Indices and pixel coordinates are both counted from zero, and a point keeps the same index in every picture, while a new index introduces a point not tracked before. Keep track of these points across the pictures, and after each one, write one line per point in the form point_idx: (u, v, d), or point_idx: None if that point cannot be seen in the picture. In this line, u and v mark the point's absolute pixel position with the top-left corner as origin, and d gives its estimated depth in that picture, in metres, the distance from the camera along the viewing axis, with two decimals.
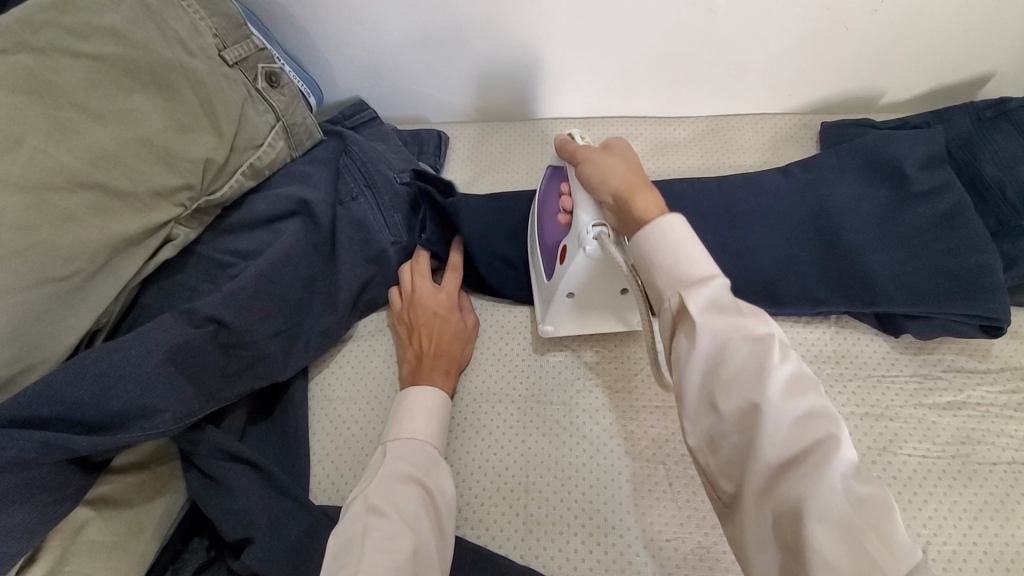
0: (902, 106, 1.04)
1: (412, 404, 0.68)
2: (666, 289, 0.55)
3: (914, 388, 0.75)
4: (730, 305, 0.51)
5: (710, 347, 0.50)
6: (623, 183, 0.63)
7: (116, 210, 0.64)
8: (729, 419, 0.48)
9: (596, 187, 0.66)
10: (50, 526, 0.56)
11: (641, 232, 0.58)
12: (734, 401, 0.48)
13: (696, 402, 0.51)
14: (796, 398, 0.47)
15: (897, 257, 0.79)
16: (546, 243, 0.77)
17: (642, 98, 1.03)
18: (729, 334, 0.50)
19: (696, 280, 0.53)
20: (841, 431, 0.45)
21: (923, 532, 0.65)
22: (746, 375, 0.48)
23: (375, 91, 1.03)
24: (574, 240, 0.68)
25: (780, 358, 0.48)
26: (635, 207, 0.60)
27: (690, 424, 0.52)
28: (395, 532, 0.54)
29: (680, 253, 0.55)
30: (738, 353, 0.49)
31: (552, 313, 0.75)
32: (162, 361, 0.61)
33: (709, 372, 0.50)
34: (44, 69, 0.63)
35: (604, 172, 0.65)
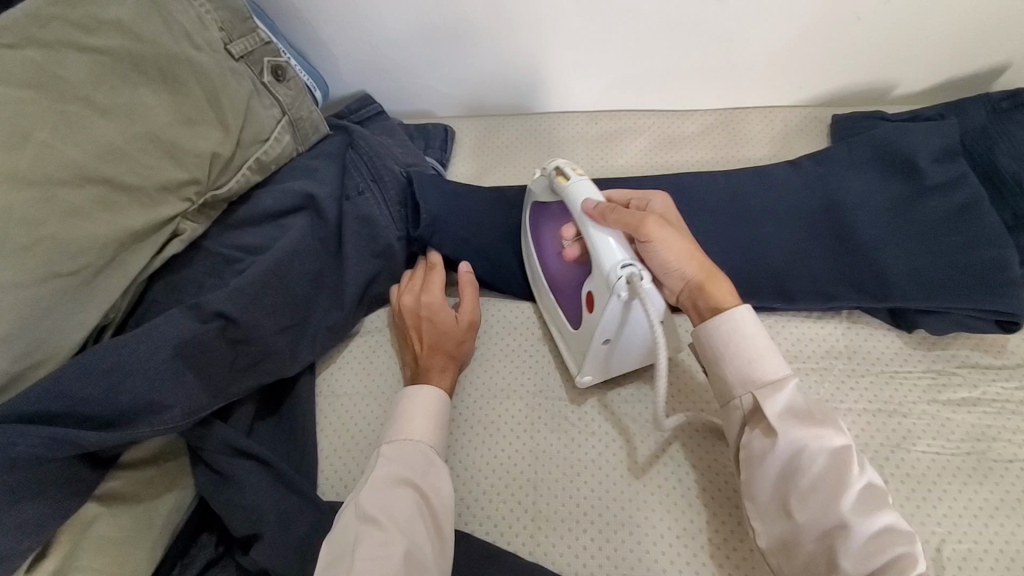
0: (916, 99, 1.02)
1: (410, 403, 0.67)
2: (738, 390, 0.60)
3: (927, 384, 0.74)
4: (804, 411, 0.57)
5: (787, 453, 0.56)
6: (698, 270, 0.65)
7: (123, 205, 0.64)
8: (806, 526, 0.53)
9: (666, 270, 0.66)
10: (59, 521, 0.56)
11: (713, 327, 0.62)
12: (812, 510, 0.53)
13: (770, 505, 0.56)
14: (869, 509, 0.52)
15: (911, 252, 0.78)
16: (563, 284, 0.75)
17: (651, 91, 1.01)
18: (806, 443, 0.56)
19: (770, 385, 0.59)
20: (909, 540, 0.51)
21: (938, 530, 0.64)
22: (824, 482, 0.54)
23: (381, 86, 1.02)
24: (601, 283, 0.66)
25: (855, 468, 0.54)
26: (715, 299, 0.64)
27: (763, 526, 0.57)
28: (384, 541, 0.55)
29: (752, 351, 0.60)
30: (813, 461, 0.55)
31: (588, 365, 0.70)
32: (170, 356, 0.61)
33: (784, 476, 0.56)
34: (50, 62, 0.62)
35: (677, 254, 0.65)
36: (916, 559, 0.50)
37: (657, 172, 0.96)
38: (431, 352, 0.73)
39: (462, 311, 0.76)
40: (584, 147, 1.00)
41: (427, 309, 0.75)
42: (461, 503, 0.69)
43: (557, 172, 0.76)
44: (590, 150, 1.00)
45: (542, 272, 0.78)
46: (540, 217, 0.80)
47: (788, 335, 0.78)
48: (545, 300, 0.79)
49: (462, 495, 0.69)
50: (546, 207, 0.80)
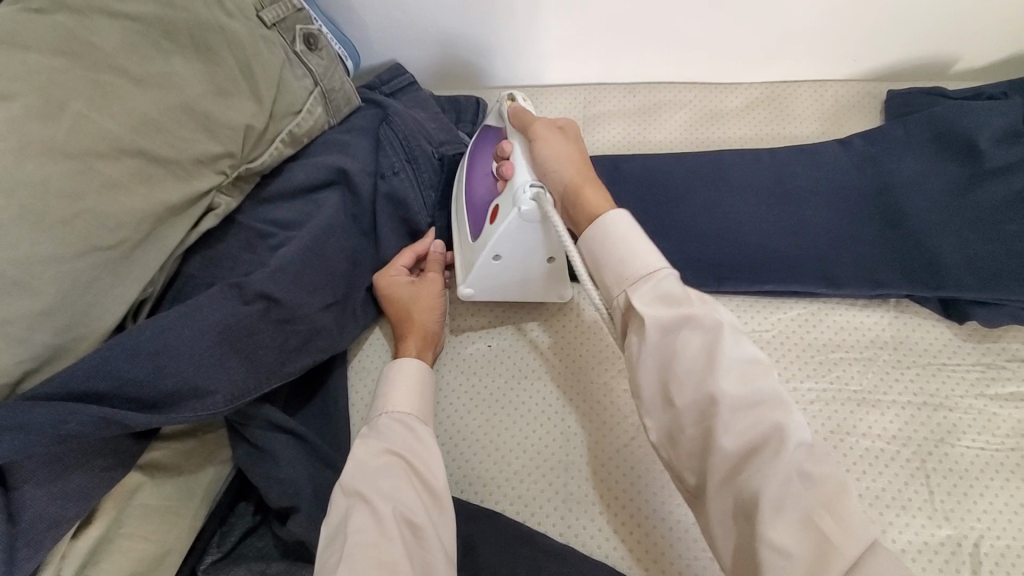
0: (977, 74, 0.96)
1: (393, 378, 0.68)
2: (614, 287, 0.57)
3: (976, 377, 0.71)
4: (676, 296, 0.53)
5: (660, 340, 0.52)
6: (575, 177, 0.64)
7: (159, 178, 0.64)
8: (685, 412, 0.51)
9: (549, 170, 0.66)
10: (104, 489, 0.57)
11: (589, 235, 0.59)
12: (688, 395, 0.50)
13: (655, 399, 0.53)
14: (744, 379, 0.49)
15: (965, 239, 0.75)
16: (479, 203, 0.74)
17: (693, 64, 0.96)
18: (679, 325, 0.52)
19: (643, 274, 0.55)
20: (791, 414, 0.48)
21: (978, 525, 0.63)
22: (699, 368, 0.50)
23: (411, 54, 0.99)
24: (508, 199, 0.68)
25: (729, 344, 0.50)
26: (587, 206, 0.61)
27: (652, 422, 0.54)
28: (372, 512, 0.57)
29: (624, 249, 0.57)
30: (689, 342, 0.51)
31: (472, 275, 0.72)
32: (215, 341, 0.62)
33: (663, 366, 0.52)
34: (82, 29, 0.61)
35: (562, 158, 0.66)
36: (794, 428, 0.47)
37: (696, 149, 0.92)
38: (397, 327, 0.75)
39: (420, 281, 0.76)
40: (621, 121, 0.96)
41: (378, 284, 0.76)
42: (491, 483, 0.69)
43: (507, 99, 0.78)
44: (626, 125, 0.96)
45: (465, 191, 0.78)
46: (483, 143, 0.80)
47: (831, 322, 0.76)
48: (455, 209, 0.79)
49: (492, 475, 0.69)
50: (491, 133, 0.80)
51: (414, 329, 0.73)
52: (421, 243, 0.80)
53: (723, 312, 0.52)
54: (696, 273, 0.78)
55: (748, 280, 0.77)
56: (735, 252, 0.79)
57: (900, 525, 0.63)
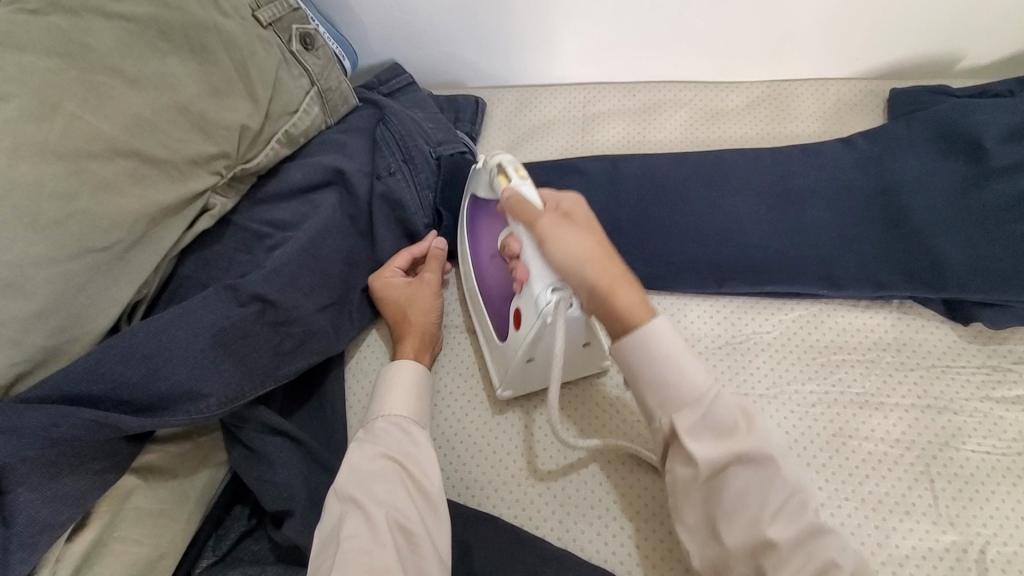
0: (982, 71, 0.94)
1: (389, 381, 0.67)
2: (657, 411, 0.56)
3: (982, 380, 0.70)
4: (726, 425, 0.53)
5: (707, 470, 0.53)
6: (601, 277, 0.58)
7: (154, 179, 0.63)
8: (733, 550, 0.52)
9: (571, 275, 0.59)
10: (97, 493, 0.57)
11: (628, 346, 0.57)
12: (738, 536, 0.51)
13: (699, 527, 0.54)
14: (790, 517, 0.51)
15: (970, 239, 0.74)
16: (498, 293, 0.72)
17: (694, 63, 0.96)
18: (727, 461, 0.53)
19: (688, 400, 0.54)
20: (832, 540, 0.51)
21: (983, 531, 0.62)
22: (750, 505, 0.52)
23: (410, 54, 0.98)
24: (529, 306, 0.63)
25: (778, 481, 0.52)
26: (623, 314, 0.57)
27: (695, 549, 0.55)
28: (367, 517, 0.56)
29: (669, 372, 0.55)
30: (738, 478, 0.52)
31: (507, 381, 0.69)
32: (209, 344, 0.62)
33: (712, 500, 0.53)
34: (76, 29, 0.60)
35: (582, 257, 0.58)
36: (841, 564, 0.49)
37: (698, 149, 0.91)
38: (393, 329, 0.74)
39: (417, 282, 0.75)
40: (621, 121, 0.95)
41: (372, 286, 0.75)
42: (488, 486, 0.68)
43: (498, 172, 0.66)
44: (626, 124, 0.95)
45: (477, 278, 0.76)
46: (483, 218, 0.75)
47: (833, 324, 0.75)
48: (472, 295, 0.77)
49: (489, 478, 0.69)
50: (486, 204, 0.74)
51: (410, 330, 0.72)
52: (418, 244, 0.79)
53: (768, 438, 0.53)
54: (696, 274, 0.77)
55: (749, 281, 0.76)
56: (736, 253, 0.78)
57: (904, 531, 0.62)
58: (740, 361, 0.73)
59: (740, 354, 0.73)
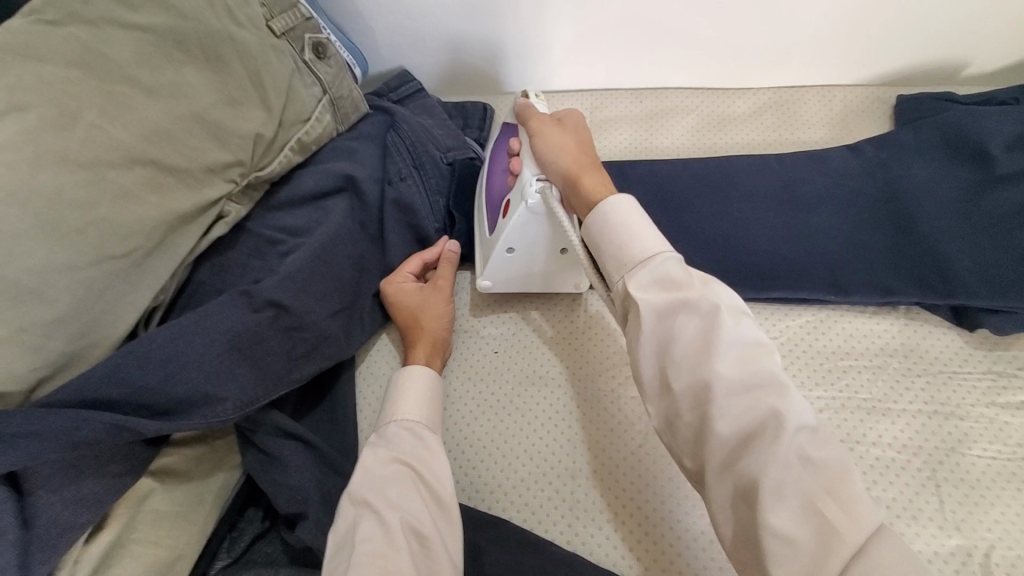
0: (988, 78, 0.95)
1: (401, 385, 0.68)
2: (613, 273, 0.57)
3: (988, 386, 0.71)
4: (674, 281, 0.53)
5: (658, 325, 0.52)
6: (572, 166, 0.64)
7: (170, 186, 0.64)
8: (682, 395, 0.51)
9: (548, 163, 0.66)
10: (115, 495, 0.58)
11: (592, 221, 0.59)
12: (685, 379, 0.50)
13: (654, 384, 0.53)
14: (743, 363, 0.49)
15: (976, 245, 0.74)
16: (492, 198, 0.76)
17: (701, 69, 0.96)
18: (674, 310, 0.52)
19: (639, 260, 0.55)
20: (789, 394, 0.48)
21: (989, 536, 0.62)
22: (695, 351, 0.50)
23: (419, 61, 0.99)
24: (518, 193, 0.68)
25: (729, 328, 0.50)
26: (584, 191, 0.62)
27: (652, 406, 0.54)
28: (380, 521, 0.57)
29: (624, 233, 0.56)
30: (685, 327, 0.51)
31: (489, 270, 0.73)
32: (225, 349, 0.63)
33: (663, 350, 0.52)
34: (96, 40, 0.62)
35: (559, 148, 0.66)
36: (794, 407, 0.47)
37: (705, 155, 0.92)
38: (404, 334, 0.75)
39: (428, 287, 0.77)
40: (628, 126, 0.96)
41: (382, 292, 0.77)
42: (498, 490, 0.69)
43: (521, 95, 0.78)
44: (633, 130, 0.96)
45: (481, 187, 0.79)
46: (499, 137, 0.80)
47: (839, 329, 0.75)
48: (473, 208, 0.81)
49: (499, 482, 0.69)
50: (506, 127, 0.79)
51: (419, 333, 0.74)
52: (429, 250, 0.80)
53: (720, 292, 0.52)
54: (704, 280, 0.78)
55: (760, 286, 0.76)
56: (743, 259, 0.78)
57: (911, 536, 0.62)
58: None
59: None
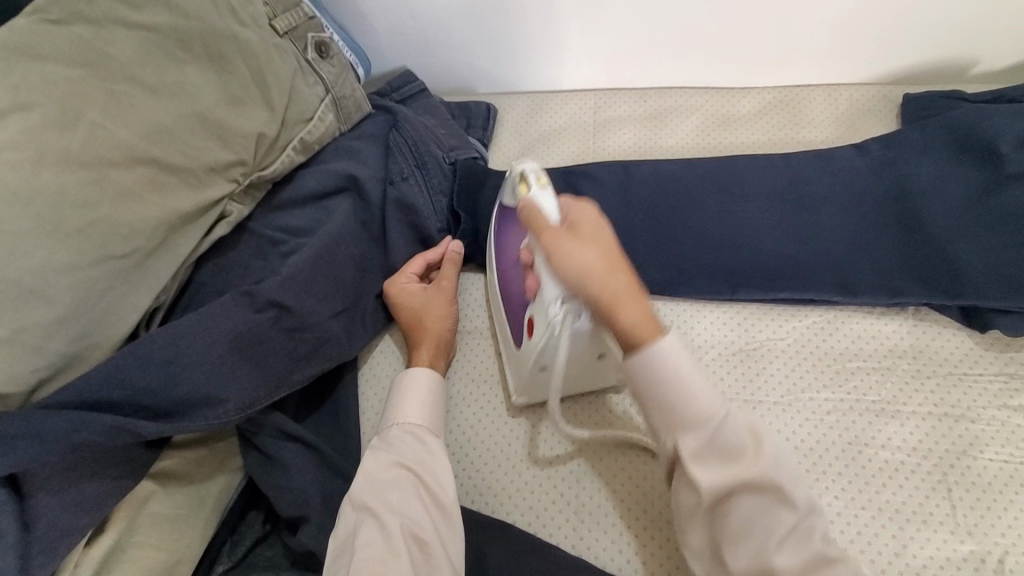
0: (996, 76, 0.94)
1: (405, 387, 0.67)
2: (662, 434, 0.54)
3: (999, 389, 0.69)
4: (730, 449, 0.51)
5: (711, 497, 0.51)
6: (603, 294, 0.54)
7: (172, 186, 0.64)
8: (737, 574, 0.50)
9: (575, 292, 0.56)
10: (116, 498, 0.57)
11: (636, 365, 0.54)
12: (742, 561, 0.50)
13: (703, 549, 0.54)
14: (797, 540, 0.49)
15: (986, 245, 0.73)
16: (515, 298, 0.71)
17: (706, 68, 0.96)
18: (732, 484, 0.50)
19: (694, 420, 0.52)
20: (842, 566, 0.48)
21: (1002, 541, 0.61)
22: (752, 532, 0.50)
23: (422, 60, 0.99)
24: (540, 313, 0.62)
25: (787, 499, 0.50)
26: (627, 333, 0.54)
27: (699, 567, 0.54)
28: (380, 526, 0.56)
29: (676, 385, 0.52)
30: (744, 509, 0.50)
31: (522, 387, 0.69)
32: (226, 351, 0.62)
33: (719, 521, 0.52)
34: (98, 39, 0.61)
35: (587, 273, 0.55)
36: None
37: (710, 155, 0.91)
38: (408, 334, 0.74)
39: (432, 287, 0.76)
40: (632, 126, 0.95)
41: (385, 292, 0.76)
42: (502, 493, 0.68)
43: (520, 179, 0.65)
44: (638, 130, 0.95)
45: (500, 279, 0.74)
46: (506, 222, 0.73)
47: (847, 330, 0.74)
48: (495, 299, 0.76)
49: (503, 485, 0.69)
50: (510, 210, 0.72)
51: (421, 335, 0.73)
52: (432, 250, 0.79)
53: (774, 455, 0.51)
54: (709, 281, 0.77)
55: (763, 287, 0.76)
56: (749, 259, 0.77)
57: (922, 541, 0.61)
58: (754, 368, 0.72)
59: (755, 361, 0.73)
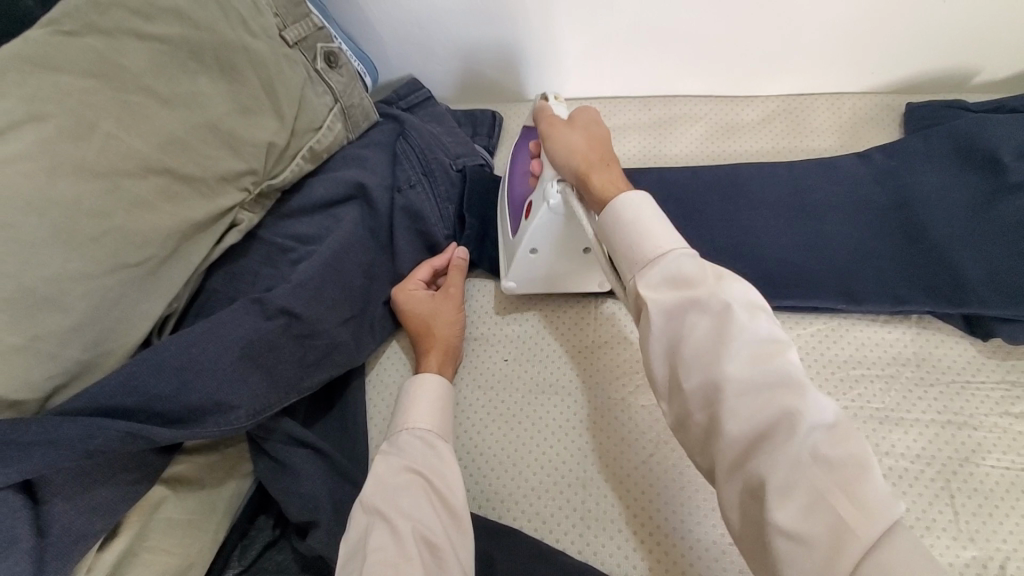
0: (998, 86, 0.95)
1: (414, 394, 0.68)
2: (626, 272, 0.56)
3: (1001, 397, 0.70)
4: (687, 279, 0.51)
5: (668, 325, 0.51)
6: (584, 161, 0.63)
7: (185, 195, 0.65)
8: (693, 391, 0.49)
9: (561, 170, 0.66)
10: (128, 502, 0.58)
11: (608, 218, 0.57)
12: (695, 376, 0.49)
13: (665, 382, 0.52)
14: (756, 358, 0.48)
15: (988, 254, 0.74)
16: (516, 200, 0.77)
17: (711, 76, 0.96)
18: (684, 307, 0.51)
19: (652, 257, 0.53)
20: (803, 393, 0.46)
21: (1004, 547, 0.61)
22: (706, 352, 0.49)
23: (428, 69, 1.00)
24: (539, 192, 0.69)
25: (744, 324, 0.49)
26: (596, 187, 0.61)
27: (666, 406, 0.53)
28: (392, 530, 0.57)
29: (640, 231, 0.55)
30: (696, 327, 0.50)
31: (515, 270, 0.75)
32: (238, 357, 0.63)
33: (673, 348, 0.51)
34: (112, 51, 0.62)
35: (571, 150, 0.65)
36: (809, 410, 0.45)
37: (714, 163, 0.92)
38: (416, 342, 0.75)
39: (440, 294, 0.77)
40: (637, 134, 0.96)
41: (393, 300, 0.77)
42: (509, 499, 0.69)
43: (540, 98, 0.79)
44: (642, 138, 0.96)
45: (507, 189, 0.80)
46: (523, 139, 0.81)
47: (851, 338, 0.75)
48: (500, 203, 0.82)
49: (510, 491, 0.69)
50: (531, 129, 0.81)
51: (426, 340, 0.74)
52: (439, 257, 0.80)
53: (738, 294, 0.50)
54: None
55: (766, 295, 0.76)
56: (753, 266, 0.78)
57: (925, 547, 0.62)
58: None
59: None
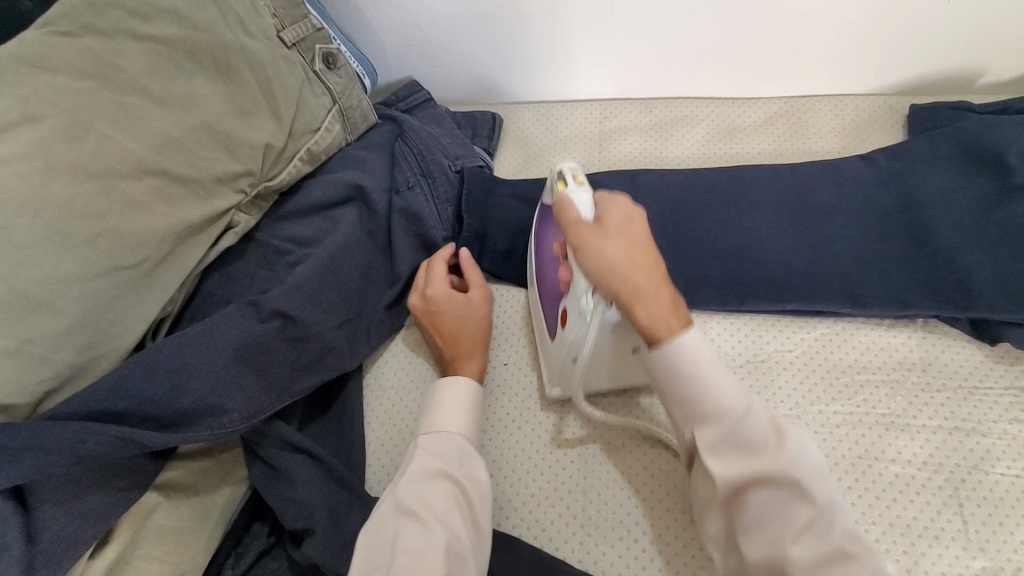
0: (1002, 87, 0.94)
1: (452, 396, 0.67)
2: (682, 421, 0.55)
3: (1010, 402, 0.69)
4: (749, 440, 0.50)
5: (728, 486, 0.51)
6: (629, 281, 0.55)
7: (180, 197, 0.64)
8: (754, 563, 0.49)
9: (598, 286, 0.57)
10: (119, 509, 0.57)
11: (657, 356, 0.54)
12: (757, 544, 0.49)
13: (723, 535, 0.53)
14: (818, 553, 0.46)
15: (995, 257, 0.73)
16: (551, 290, 0.71)
17: (713, 78, 0.96)
18: (744, 478, 0.50)
19: (714, 410, 0.52)
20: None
21: (1015, 557, 0.60)
22: (768, 518, 0.48)
23: (427, 70, 0.99)
24: (573, 303, 0.61)
25: (808, 490, 0.48)
26: (648, 320, 0.54)
27: (721, 558, 0.54)
28: (426, 535, 0.55)
29: (699, 376, 0.53)
30: (758, 499, 0.49)
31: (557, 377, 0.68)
32: (231, 360, 0.62)
33: (733, 514, 0.51)
34: (108, 51, 0.62)
35: (608, 263, 0.56)
36: None
37: (716, 165, 0.91)
38: (454, 345, 0.73)
39: (472, 293, 0.75)
40: (638, 136, 0.95)
41: (429, 303, 0.73)
42: (509, 506, 0.68)
43: (557, 178, 0.66)
44: (644, 140, 0.95)
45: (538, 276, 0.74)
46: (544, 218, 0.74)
47: (855, 342, 0.74)
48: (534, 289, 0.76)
49: (509, 497, 0.68)
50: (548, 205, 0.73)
51: (460, 343, 0.72)
52: (445, 251, 0.78)
53: (798, 449, 0.49)
54: (716, 291, 0.77)
55: (769, 299, 0.75)
56: (756, 270, 0.77)
57: (933, 557, 0.60)
58: (761, 381, 0.72)
59: (762, 373, 0.72)
